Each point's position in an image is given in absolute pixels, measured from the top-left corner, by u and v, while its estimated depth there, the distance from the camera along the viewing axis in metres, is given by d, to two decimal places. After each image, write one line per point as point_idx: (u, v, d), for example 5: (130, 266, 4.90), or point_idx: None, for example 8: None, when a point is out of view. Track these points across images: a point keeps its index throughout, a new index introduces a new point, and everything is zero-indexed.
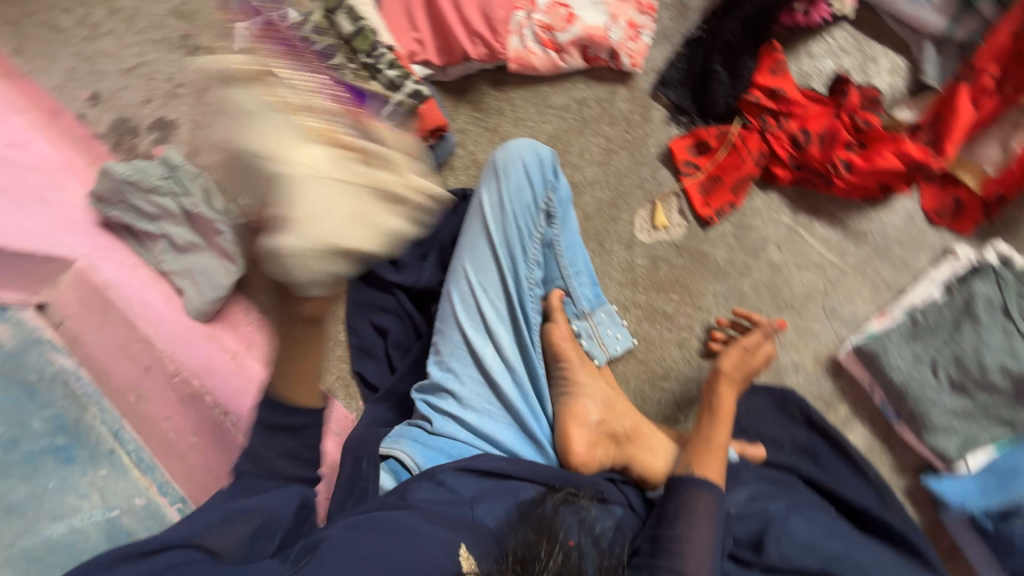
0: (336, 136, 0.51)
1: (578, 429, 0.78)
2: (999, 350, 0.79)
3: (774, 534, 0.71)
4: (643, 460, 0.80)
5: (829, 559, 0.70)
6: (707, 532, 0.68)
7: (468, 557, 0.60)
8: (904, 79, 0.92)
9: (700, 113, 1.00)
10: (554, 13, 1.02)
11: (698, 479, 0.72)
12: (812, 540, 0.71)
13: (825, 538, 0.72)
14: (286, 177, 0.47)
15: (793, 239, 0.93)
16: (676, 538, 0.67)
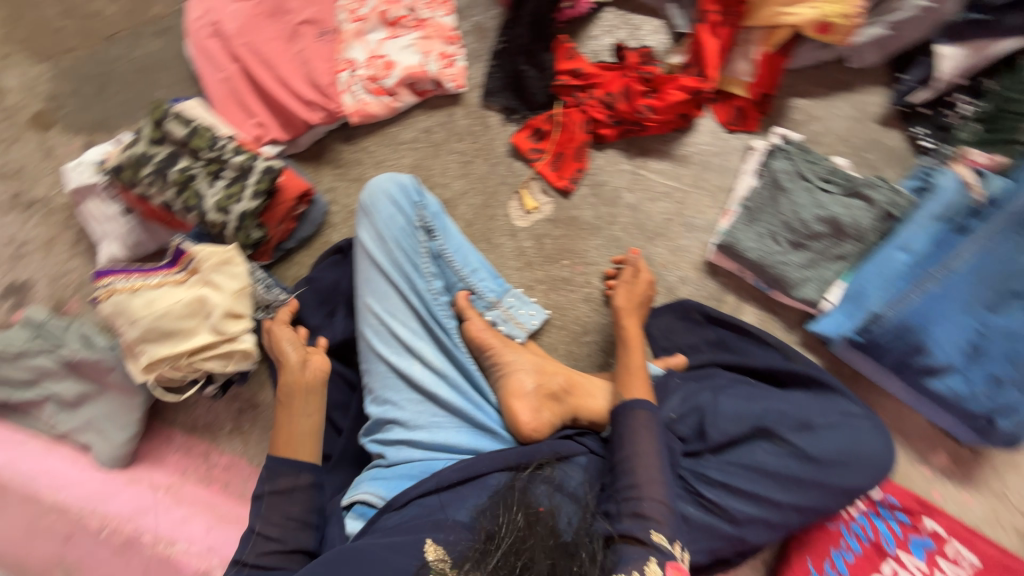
0: (182, 277, 0.95)
1: (520, 401, 0.83)
2: (811, 205, 0.95)
3: (709, 419, 0.81)
4: (586, 407, 0.87)
5: (758, 418, 0.79)
6: (651, 443, 0.77)
7: (433, 549, 0.65)
8: (665, 33, 1.13)
9: (526, 108, 1.14)
10: (375, 66, 1.15)
11: (631, 403, 0.80)
12: (739, 410, 0.81)
13: (748, 404, 0.81)
14: (189, 308, 0.92)
15: (638, 180, 1.09)
16: (627, 458, 0.76)
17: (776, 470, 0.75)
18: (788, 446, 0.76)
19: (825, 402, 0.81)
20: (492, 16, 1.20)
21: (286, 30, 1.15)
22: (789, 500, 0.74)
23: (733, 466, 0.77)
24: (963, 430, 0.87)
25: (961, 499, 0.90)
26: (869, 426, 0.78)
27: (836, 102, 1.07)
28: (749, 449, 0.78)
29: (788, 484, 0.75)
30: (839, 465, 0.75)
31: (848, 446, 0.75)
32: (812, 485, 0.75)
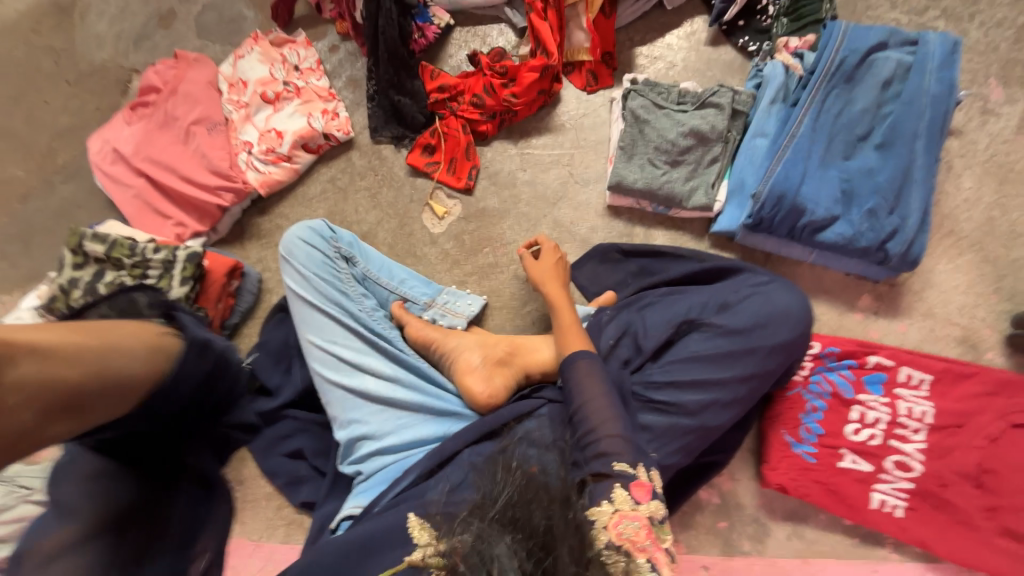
0: None
1: (471, 377, 0.89)
2: (673, 127, 1.06)
3: (642, 333, 0.87)
4: (534, 364, 0.92)
5: (684, 316, 0.86)
6: (597, 387, 0.78)
7: (416, 524, 0.67)
8: (510, 32, 1.27)
9: (411, 131, 1.25)
10: (267, 140, 1.25)
11: (573, 356, 0.82)
12: (666, 316, 0.87)
13: (674, 308, 0.87)
14: None
15: (527, 158, 1.19)
16: (579, 408, 0.78)
17: (709, 353, 0.81)
18: (713, 328, 0.83)
19: (736, 281, 0.89)
20: (360, 67, 1.33)
21: (180, 134, 1.25)
22: (730, 374, 0.80)
23: (673, 363, 0.82)
24: (872, 267, 0.95)
25: (896, 329, 0.97)
26: (779, 287, 0.85)
27: (670, 38, 1.20)
28: (681, 344, 0.84)
29: (724, 360, 0.81)
30: (761, 328, 0.81)
31: (764, 307, 0.81)
32: (744, 354, 0.80)
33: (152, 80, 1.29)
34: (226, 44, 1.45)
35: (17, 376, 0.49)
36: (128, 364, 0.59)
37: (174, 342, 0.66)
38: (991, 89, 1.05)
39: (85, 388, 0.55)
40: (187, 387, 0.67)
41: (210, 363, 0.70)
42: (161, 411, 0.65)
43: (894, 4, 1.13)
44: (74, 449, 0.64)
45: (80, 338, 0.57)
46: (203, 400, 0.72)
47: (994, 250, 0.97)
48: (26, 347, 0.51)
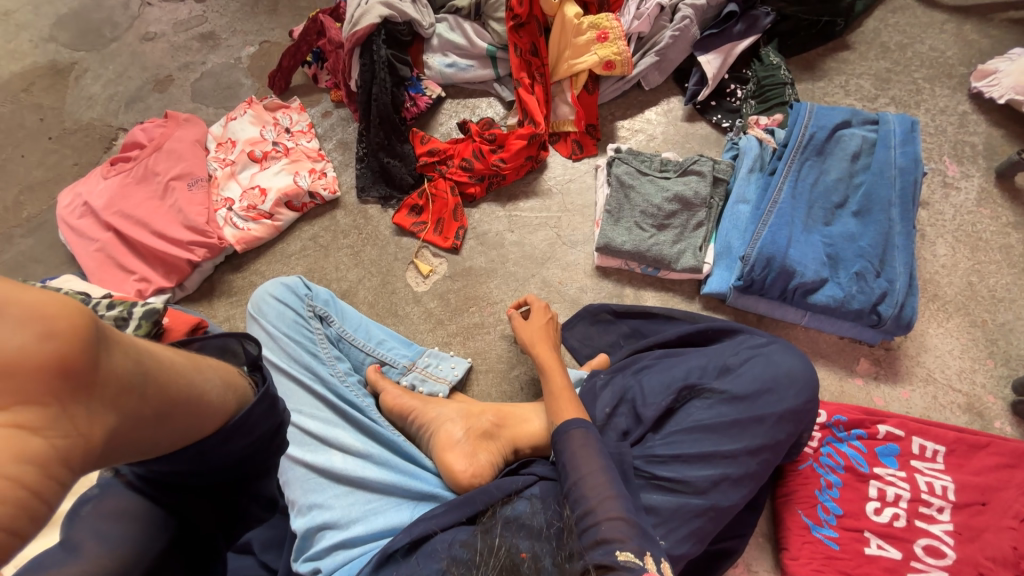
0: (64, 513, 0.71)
1: (452, 452, 0.78)
2: (657, 192, 1.09)
3: (640, 400, 0.81)
4: (523, 436, 0.83)
5: (684, 380, 0.80)
6: (593, 461, 0.70)
7: None
8: (498, 105, 1.33)
9: (399, 192, 1.25)
10: (250, 197, 1.22)
11: (566, 425, 0.74)
12: (665, 380, 0.81)
13: (673, 372, 0.82)
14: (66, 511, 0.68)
15: (515, 220, 1.19)
16: (575, 485, 0.69)
17: (714, 422, 0.75)
18: (716, 395, 0.77)
19: (734, 343, 0.84)
20: (351, 131, 1.36)
21: (159, 188, 1.22)
22: (739, 445, 0.73)
23: (676, 434, 0.76)
24: (866, 330, 0.94)
25: (900, 396, 0.94)
26: (779, 348, 0.81)
27: (649, 114, 1.28)
28: (683, 413, 0.78)
29: (731, 430, 0.74)
30: (767, 394, 0.76)
31: (767, 370, 0.76)
32: (752, 423, 0.74)
33: (137, 137, 1.28)
34: (219, 107, 1.48)
35: (123, 373, 0.45)
36: (219, 392, 0.58)
37: (248, 390, 0.63)
38: (947, 165, 1.13)
39: (172, 402, 0.50)
40: (249, 446, 0.63)
41: (262, 433, 0.64)
42: (218, 459, 0.60)
43: (848, 92, 1.25)
44: (112, 482, 0.60)
45: (177, 356, 0.54)
46: (254, 459, 0.65)
47: (979, 314, 0.98)
48: (135, 351, 0.47)
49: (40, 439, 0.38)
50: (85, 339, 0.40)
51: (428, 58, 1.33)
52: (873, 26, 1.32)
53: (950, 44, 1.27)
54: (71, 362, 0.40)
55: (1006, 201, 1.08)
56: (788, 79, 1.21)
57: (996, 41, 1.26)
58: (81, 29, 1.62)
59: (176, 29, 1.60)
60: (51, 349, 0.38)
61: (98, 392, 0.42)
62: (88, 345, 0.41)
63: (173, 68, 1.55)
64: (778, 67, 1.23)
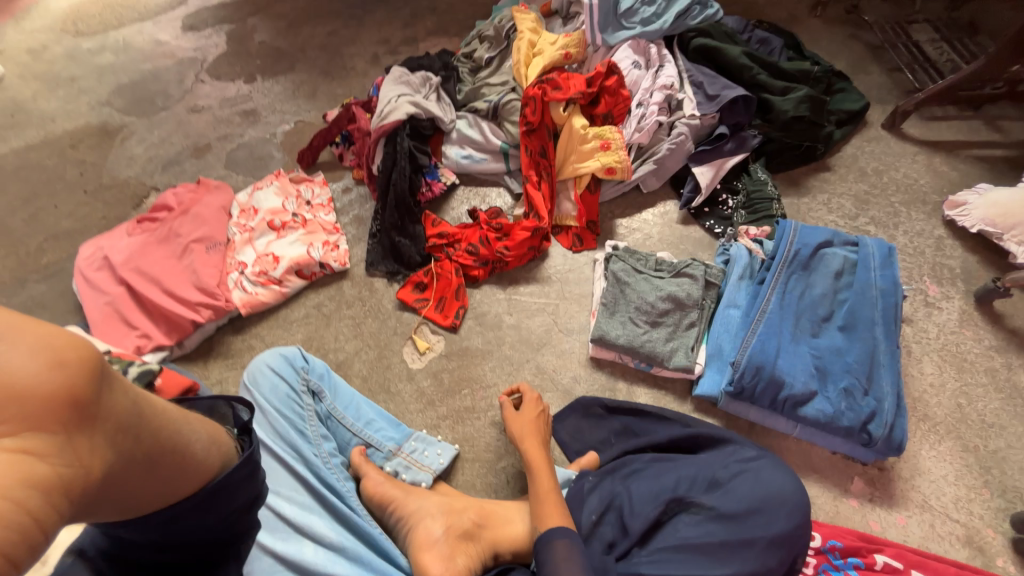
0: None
1: (429, 553, 0.75)
2: (651, 291, 1.14)
3: (626, 510, 0.79)
4: (503, 539, 0.80)
5: (672, 492, 0.79)
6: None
7: None
8: (507, 195, 1.44)
9: (406, 269, 1.30)
10: (263, 262, 1.28)
11: (549, 533, 0.72)
12: (653, 489, 0.80)
13: (661, 481, 0.81)
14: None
15: (514, 304, 1.24)
16: None
17: (702, 541, 0.72)
18: (703, 510, 0.76)
19: (723, 454, 0.84)
20: (368, 208, 1.45)
21: (178, 249, 1.28)
22: (728, 570, 0.70)
23: (662, 552, 0.73)
24: (858, 448, 0.94)
25: (896, 522, 0.91)
26: (768, 464, 0.80)
27: (646, 215, 1.37)
28: (670, 529, 0.76)
29: (720, 552, 0.71)
30: (757, 514, 0.74)
31: (757, 488, 0.75)
32: (742, 546, 0.71)
33: (167, 200, 1.37)
34: (249, 176, 1.59)
35: (120, 411, 0.47)
36: (207, 445, 0.57)
37: (233, 450, 0.61)
38: (927, 286, 1.19)
39: (160, 446, 0.51)
40: (225, 519, 0.60)
41: (240, 505, 0.61)
42: (187, 528, 0.56)
43: (830, 209, 1.35)
44: (72, 567, 0.57)
45: (170, 404, 0.56)
46: (227, 528, 0.61)
47: (971, 438, 0.98)
48: (135, 393, 0.50)
49: (46, 465, 0.40)
50: (91, 371, 0.44)
51: (446, 148, 1.46)
52: (851, 152, 1.45)
53: (922, 174, 1.39)
54: (80, 394, 0.42)
55: (987, 324, 1.13)
56: (775, 195, 1.31)
57: (963, 174, 1.39)
58: (136, 97, 1.79)
59: (222, 104, 1.77)
60: (62, 376, 0.41)
61: (100, 426, 0.44)
62: (93, 376, 0.44)
63: (213, 138, 1.69)
64: (765, 183, 1.34)
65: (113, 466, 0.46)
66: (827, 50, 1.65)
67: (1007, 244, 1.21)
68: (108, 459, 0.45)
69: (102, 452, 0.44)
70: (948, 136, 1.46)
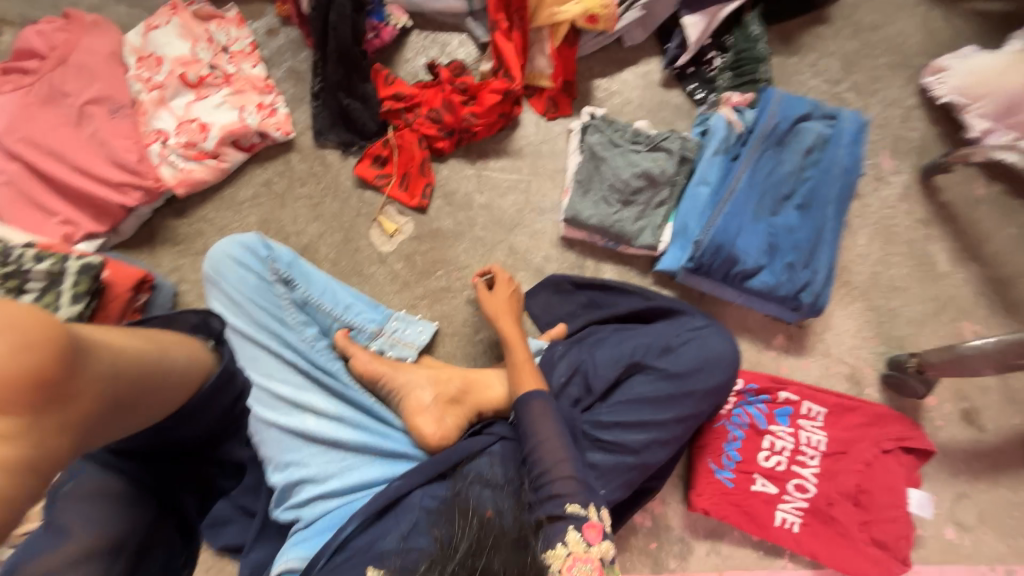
0: None
1: (423, 415, 0.87)
2: (627, 167, 1.10)
3: (591, 372, 0.91)
4: (485, 402, 0.92)
5: (632, 357, 0.91)
6: (550, 428, 0.81)
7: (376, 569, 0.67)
8: (471, 45, 1.22)
9: (361, 139, 1.16)
10: (188, 131, 1.09)
11: (527, 396, 0.84)
12: (616, 355, 0.92)
13: (623, 348, 0.93)
14: None
15: (484, 181, 1.17)
16: (534, 448, 0.80)
17: (651, 395, 0.88)
18: (656, 371, 0.90)
19: (677, 324, 0.95)
20: (303, 58, 1.20)
21: (72, 114, 1.05)
22: (669, 415, 0.87)
23: (619, 404, 0.88)
24: (787, 313, 1.07)
25: (802, 366, 1.12)
26: (713, 331, 0.93)
27: (626, 75, 1.24)
28: (627, 386, 0.90)
29: (665, 403, 0.88)
30: (699, 372, 0.89)
31: (702, 353, 0.89)
32: (683, 396, 0.88)
33: (33, 43, 1.06)
34: (132, 5, 1.22)
35: (93, 374, 0.56)
36: (186, 366, 0.70)
37: (212, 363, 0.74)
38: (883, 160, 1.23)
39: (134, 389, 0.62)
40: (214, 418, 0.77)
41: (225, 406, 0.77)
42: (182, 428, 0.73)
43: (815, 73, 1.28)
44: (84, 469, 0.76)
45: (138, 344, 0.65)
46: (223, 425, 0.80)
47: (877, 300, 1.16)
48: (107, 353, 0.59)
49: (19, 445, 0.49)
50: (53, 353, 0.51)
51: None
52: (852, 0, 1.31)
53: (915, 31, 1.31)
54: (48, 376, 0.51)
55: (924, 199, 1.22)
56: (765, 55, 1.20)
57: (955, 32, 1.31)
58: None
59: None
60: (25, 362, 0.49)
61: (70, 400, 0.54)
62: (58, 358, 0.52)
63: None
64: (758, 38, 1.21)
65: (94, 416, 0.57)
66: None
67: (968, 116, 1.22)
68: (93, 418, 0.57)
69: (80, 412, 0.55)
70: None
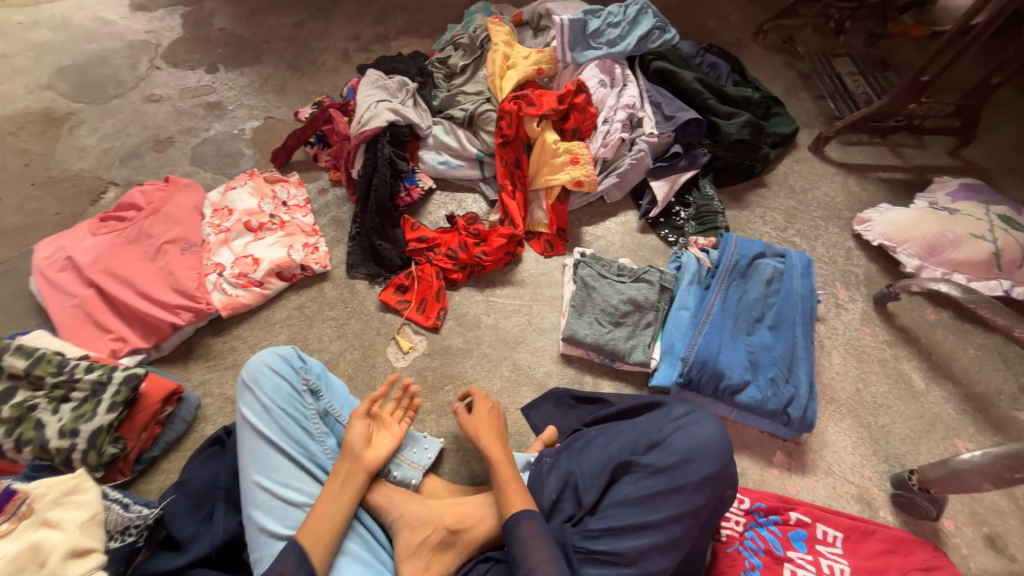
0: None
1: (408, 562, 0.86)
2: (615, 294, 1.27)
3: (579, 483, 0.93)
4: (478, 537, 0.89)
5: (615, 459, 0.93)
6: (542, 550, 0.80)
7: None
8: (482, 201, 1.52)
9: (387, 271, 1.36)
10: (242, 264, 1.29)
11: (516, 517, 0.84)
12: (603, 457, 0.94)
13: (610, 450, 0.95)
14: None
15: (491, 305, 1.34)
16: (528, 572, 0.78)
17: (640, 494, 0.88)
18: (642, 468, 0.90)
19: (660, 417, 0.97)
20: (345, 210, 1.48)
21: (150, 250, 1.26)
22: (662, 515, 0.85)
23: (610, 509, 0.89)
24: (780, 427, 1.13)
25: (807, 485, 1.11)
26: (695, 419, 0.94)
27: (609, 223, 1.51)
28: (617, 488, 0.91)
29: (656, 500, 0.87)
30: (686, 464, 0.89)
31: (688, 443, 0.89)
32: (674, 492, 0.87)
33: (135, 198, 1.34)
34: (217, 172, 1.56)
35: None
36: None
37: None
38: (838, 290, 1.42)
39: None
40: None
41: None
42: None
43: (764, 222, 1.56)
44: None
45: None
46: None
47: (865, 416, 1.21)
48: None
49: None
50: None
51: (423, 153, 1.52)
52: (782, 171, 1.67)
53: (838, 192, 1.63)
54: None
55: (883, 323, 1.36)
56: (720, 210, 1.49)
57: (870, 193, 1.64)
58: (84, 83, 1.71)
59: (183, 94, 1.71)
60: None
61: None
62: None
63: (174, 131, 1.64)
64: (712, 198, 1.51)
65: None
66: (766, 75, 1.86)
67: (900, 255, 1.45)
68: None
69: None
70: (860, 159, 1.71)
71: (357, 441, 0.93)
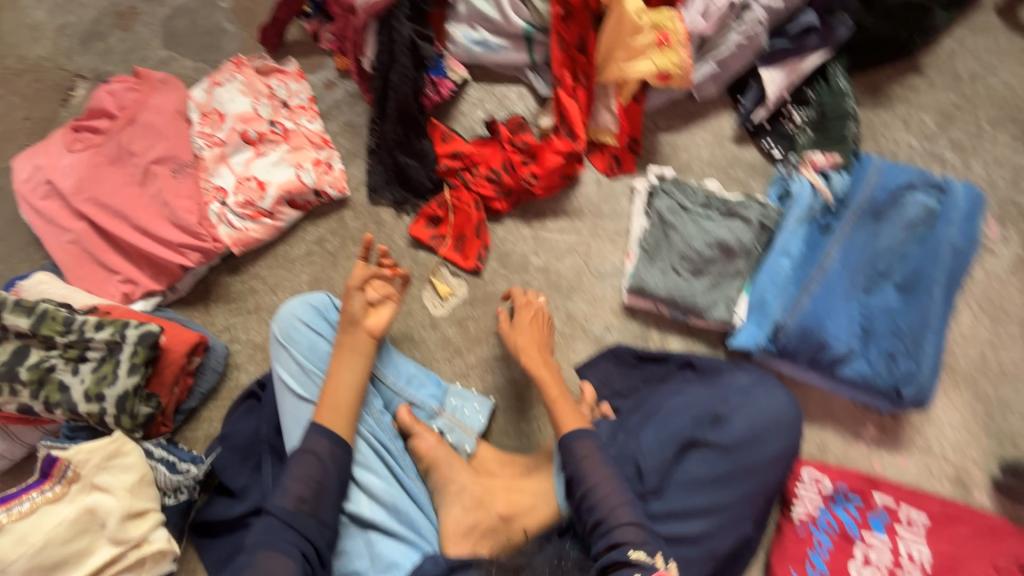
0: None
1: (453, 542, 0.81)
2: (699, 235, 1.02)
3: (642, 460, 0.83)
4: (533, 522, 0.84)
5: (682, 435, 0.86)
6: (600, 471, 0.78)
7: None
8: (530, 97, 1.17)
9: (416, 197, 1.12)
10: (246, 189, 1.08)
11: (568, 440, 0.82)
12: (670, 428, 0.86)
13: (675, 424, 0.87)
14: None
15: (541, 242, 1.11)
16: (587, 497, 0.76)
17: (707, 474, 0.84)
18: (709, 447, 0.85)
19: (722, 386, 0.91)
20: (360, 112, 1.18)
21: (137, 173, 1.06)
22: (731, 495, 0.83)
23: (675, 490, 0.83)
24: (881, 402, 0.96)
25: (897, 464, 0.99)
26: (763, 392, 0.90)
27: (696, 130, 1.16)
28: (682, 466, 0.85)
29: (723, 482, 0.84)
30: (753, 443, 0.86)
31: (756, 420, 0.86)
32: (741, 474, 0.84)
33: (105, 103, 1.08)
34: (198, 59, 1.24)
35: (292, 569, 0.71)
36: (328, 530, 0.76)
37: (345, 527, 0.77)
38: (989, 227, 1.10)
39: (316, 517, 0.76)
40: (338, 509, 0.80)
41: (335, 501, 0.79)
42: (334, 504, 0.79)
43: (908, 127, 1.16)
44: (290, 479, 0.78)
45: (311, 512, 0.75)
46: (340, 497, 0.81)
47: (985, 388, 1.02)
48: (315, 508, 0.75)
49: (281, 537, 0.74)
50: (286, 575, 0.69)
51: (452, 29, 1.14)
52: (948, 47, 1.19)
53: None
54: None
55: None
56: (853, 111, 1.08)
57: None
58: None
59: None
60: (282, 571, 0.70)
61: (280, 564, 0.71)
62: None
63: None
64: (845, 95, 1.10)
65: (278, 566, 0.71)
66: None
67: None
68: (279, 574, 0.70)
69: None
70: None
71: (355, 312, 0.89)
